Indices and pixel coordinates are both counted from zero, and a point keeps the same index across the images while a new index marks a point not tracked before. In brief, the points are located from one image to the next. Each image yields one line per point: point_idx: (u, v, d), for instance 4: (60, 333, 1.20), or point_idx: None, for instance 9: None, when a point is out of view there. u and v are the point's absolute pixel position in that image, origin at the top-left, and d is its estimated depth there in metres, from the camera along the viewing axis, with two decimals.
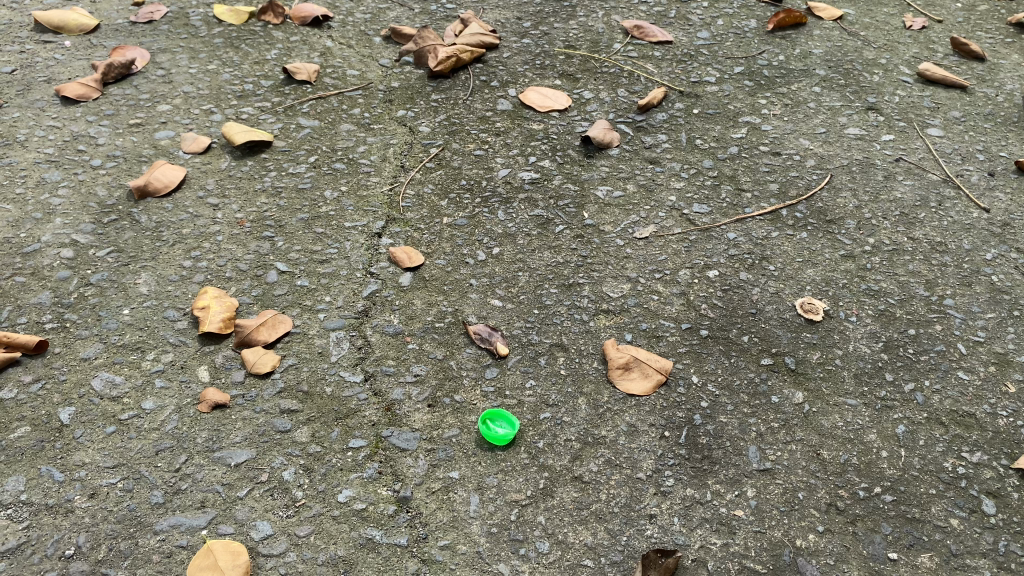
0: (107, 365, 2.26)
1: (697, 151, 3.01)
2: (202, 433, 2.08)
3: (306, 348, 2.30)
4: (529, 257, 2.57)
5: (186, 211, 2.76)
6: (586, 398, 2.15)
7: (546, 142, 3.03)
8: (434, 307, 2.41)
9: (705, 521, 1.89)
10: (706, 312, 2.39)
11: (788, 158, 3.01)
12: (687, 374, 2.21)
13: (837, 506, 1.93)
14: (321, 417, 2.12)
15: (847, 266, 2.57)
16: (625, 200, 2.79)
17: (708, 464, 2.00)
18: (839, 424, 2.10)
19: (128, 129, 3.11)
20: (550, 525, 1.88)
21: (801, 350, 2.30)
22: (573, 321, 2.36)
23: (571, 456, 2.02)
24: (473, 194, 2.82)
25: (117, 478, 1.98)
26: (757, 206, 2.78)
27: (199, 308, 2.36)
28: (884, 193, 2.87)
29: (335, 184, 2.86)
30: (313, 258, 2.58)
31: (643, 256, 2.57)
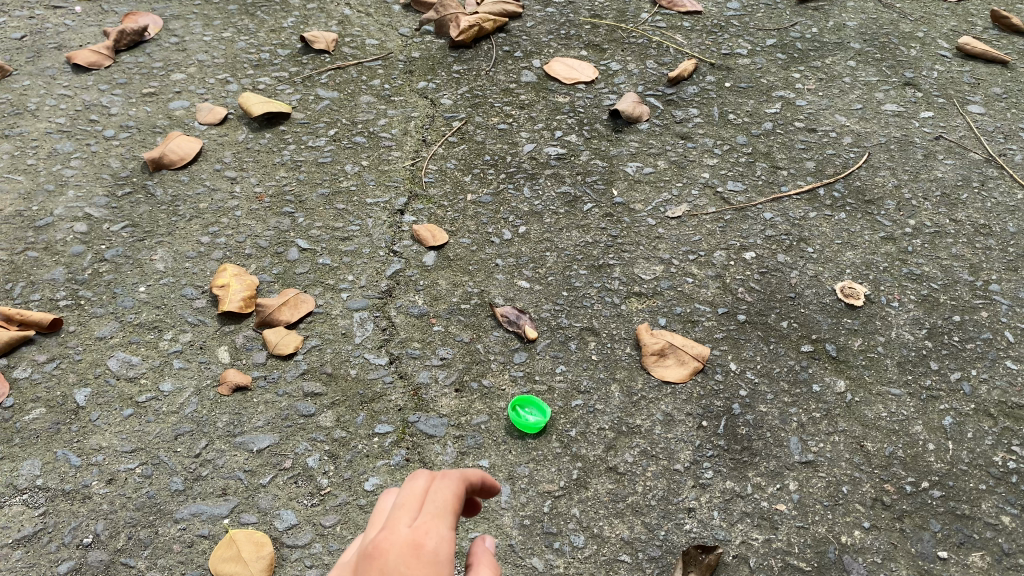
0: (124, 345, 2.18)
1: (730, 127, 2.91)
2: (222, 417, 2.01)
3: (329, 329, 2.22)
4: (558, 235, 2.48)
5: (202, 185, 2.67)
6: (620, 385, 2.07)
7: (572, 116, 2.93)
8: (460, 287, 2.33)
9: (747, 516, 1.82)
10: (743, 296, 2.30)
11: (824, 135, 2.90)
12: (725, 361, 2.13)
13: (884, 501, 1.85)
14: (346, 401, 2.04)
15: (888, 249, 2.47)
16: (656, 176, 2.69)
17: (748, 456, 1.93)
18: (883, 415, 2.02)
19: (142, 99, 3.01)
20: (585, 518, 1.82)
21: (842, 336, 2.21)
22: (604, 304, 2.27)
23: (605, 446, 1.95)
24: (498, 169, 2.72)
25: (136, 463, 1.92)
26: (793, 185, 2.68)
27: (218, 286, 2.28)
28: (924, 172, 2.76)
29: (356, 158, 2.76)
30: (334, 235, 2.49)
31: (676, 236, 2.48)
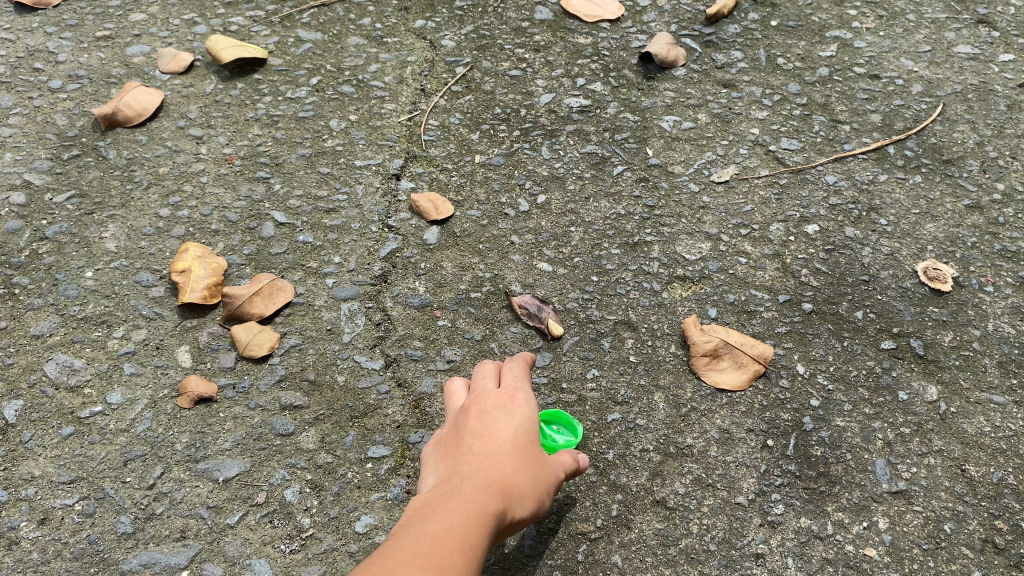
0: (65, 345, 1.81)
1: (780, 73, 2.48)
2: (182, 437, 1.66)
3: (312, 324, 1.85)
4: (583, 206, 2.09)
5: (163, 145, 2.27)
6: (665, 394, 1.71)
7: (596, 60, 2.51)
8: (469, 272, 1.95)
9: (829, 564, 1.47)
10: (808, 280, 1.92)
11: (889, 83, 2.47)
12: (790, 363, 1.76)
13: (996, 544, 1.50)
14: (333, 416, 1.69)
15: (975, 221, 2.08)
16: (697, 132, 2.28)
17: (825, 485, 1.58)
18: (986, 430, 1.66)
19: (94, 43, 2.58)
20: (629, 568, 1.47)
21: (930, 330, 1.84)
22: (642, 292, 1.90)
23: (649, 473, 1.59)
24: (511, 125, 2.32)
25: (75, 498, 1.56)
26: (858, 142, 2.27)
27: (178, 272, 1.90)
28: (1010, 126, 2.34)
29: (343, 112, 2.35)
30: (318, 207, 2.10)
31: (724, 206, 2.09)
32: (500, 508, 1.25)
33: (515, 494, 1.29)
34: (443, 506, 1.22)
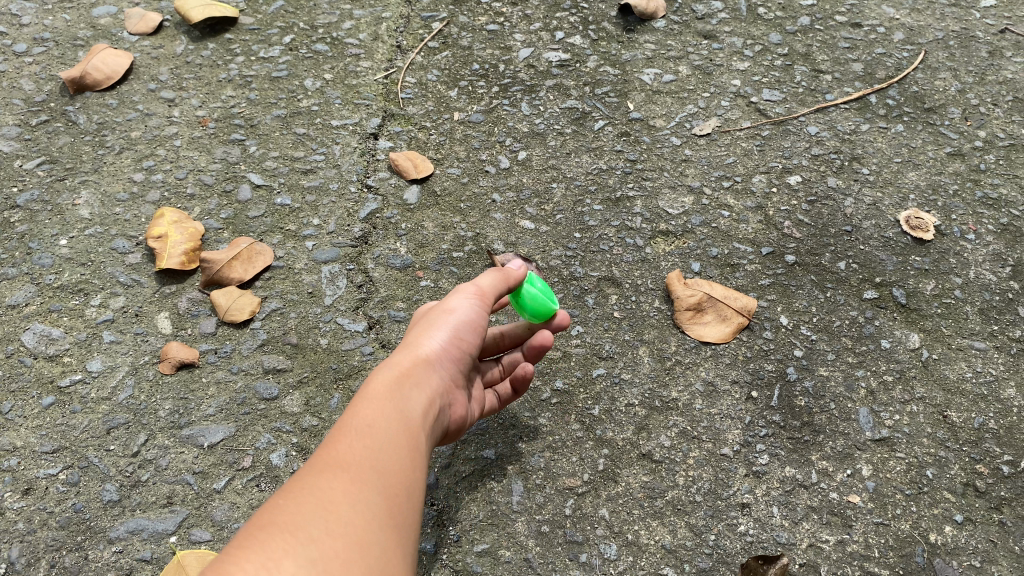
0: (42, 315, 1.78)
1: (761, 23, 2.44)
2: (165, 404, 1.64)
3: (293, 288, 1.83)
4: (564, 162, 2.07)
5: (134, 109, 2.22)
6: (649, 348, 1.71)
7: (574, 13, 2.46)
8: (450, 231, 1.94)
9: (813, 512, 1.49)
10: (790, 232, 1.92)
11: (871, 31, 2.44)
12: (774, 314, 1.77)
13: (977, 487, 1.52)
14: (317, 379, 1.68)
15: (957, 168, 2.08)
16: (678, 85, 2.26)
17: (809, 434, 1.59)
18: (967, 376, 1.68)
19: (59, 5, 2.51)
20: (616, 521, 1.48)
21: (912, 278, 1.84)
22: (625, 248, 1.89)
23: (635, 427, 1.60)
24: (489, 81, 2.28)
25: (59, 467, 1.55)
26: (840, 92, 2.25)
27: (155, 238, 1.87)
28: (991, 73, 2.32)
29: (317, 71, 2.31)
30: (295, 168, 2.07)
31: (706, 158, 2.08)
32: (396, 383, 1.21)
33: (416, 371, 1.25)
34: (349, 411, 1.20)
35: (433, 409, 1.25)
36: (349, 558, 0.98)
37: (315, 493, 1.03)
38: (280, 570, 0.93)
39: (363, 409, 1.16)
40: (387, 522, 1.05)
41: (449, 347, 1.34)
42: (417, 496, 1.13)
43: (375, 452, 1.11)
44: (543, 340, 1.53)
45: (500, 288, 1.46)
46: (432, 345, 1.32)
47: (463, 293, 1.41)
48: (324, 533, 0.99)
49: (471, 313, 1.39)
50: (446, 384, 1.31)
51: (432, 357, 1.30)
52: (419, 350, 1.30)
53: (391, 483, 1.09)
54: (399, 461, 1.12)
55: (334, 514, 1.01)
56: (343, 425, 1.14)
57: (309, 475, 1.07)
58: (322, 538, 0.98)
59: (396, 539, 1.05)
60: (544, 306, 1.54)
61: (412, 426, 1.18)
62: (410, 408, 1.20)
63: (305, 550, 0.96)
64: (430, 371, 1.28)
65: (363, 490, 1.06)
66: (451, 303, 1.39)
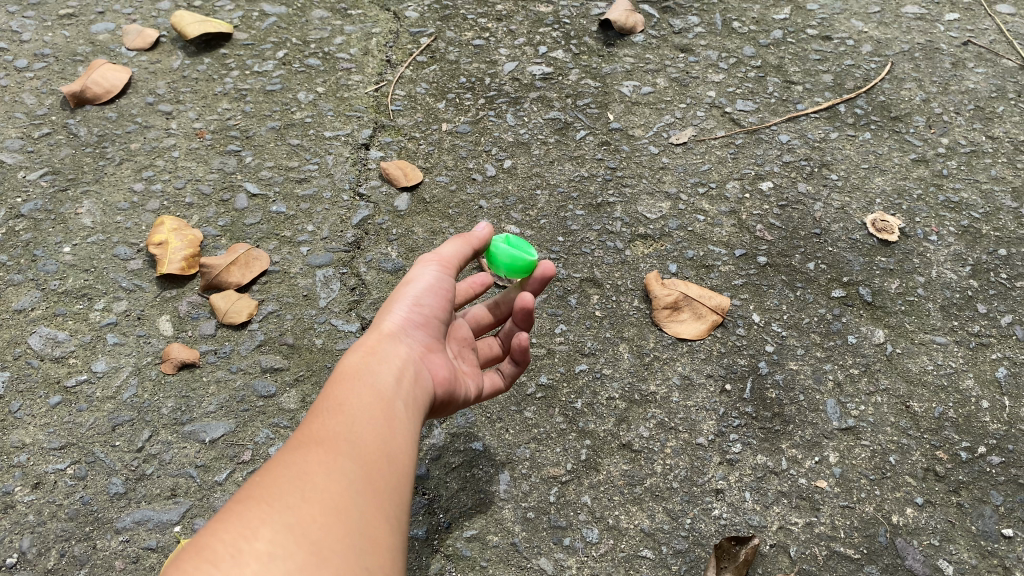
0: (48, 319, 1.86)
1: (735, 36, 2.54)
2: (168, 401, 1.72)
3: (289, 291, 1.92)
4: (548, 170, 2.17)
5: (133, 121, 2.30)
6: (629, 345, 1.81)
7: (557, 28, 2.56)
8: (439, 236, 2.03)
9: (783, 497, 1.58)
10: (762, 234, 2.02)
11: (841, 43, 2.55)
12: (746, 312, 1.86)
13: (937, 472, 1.62)
14: (312, 377, 1.76)
15: (921, 173, 2.18)
16: (656, 96, 2.36)
17: (780, 424, 1.68)
18: (929, 368, 1.78)
19: (58, 22, 2.59)
20: (598, 507, 1.57)
21: (878, 278, 1.94)
22: (606, 251, 1.98)
23: (616, 419, 1.69)
24: (476, 93, 2.37)
25: (67, 462, 1.63)
26: (811, 102, 2.36)
27: (155, 244, 1.95)
28: (954, 83, 2.42)
29: (310, 84, 2.40)
30: (289, 177, 2.16)
31: (682, 166, 2.18)
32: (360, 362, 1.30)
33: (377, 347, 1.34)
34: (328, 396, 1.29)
35: (406, 372, 1.32)
36: (325, 519, 1.06)
37: (289, 468, 1.12)
38: (257, 537, 1.02)
39: (333, 390, 1.25)
40: (364, 483, 1.12)
41: (411, 315, 1.43)
42: (401, 454, 1.20)
43: (346, 424, 1.18)
44: (522, 299, 1.53)
45: (461, 253, 1.56)
46: (393, 320, 1.41)
47: (424, 263, 1.51)
48: (300, 500, 1.07)
49: (430, 280, 1.48)
50: (419, 351, 1.39)
51: (396, 330, 1.39)
52: (384, 326, 1.39)
53: (365, 449, 1.16)
54: (372, 428, 1.19)
55: (308, 482, 1.09)
56: (316, 407, 1.22)
57: (285, 455, 1.15)
58: (298, 505, 1.06)
59: (377, 499, 1.12)
60: (520, 260, 1.61)
61: (384, 394, 1.25)
62: (379, 378, 1.28)
63: (282, 517, 1.04)
64: (396, 341, 1.37)
65: (336, 458, 1.13)
66: (412, 275, 1.49)
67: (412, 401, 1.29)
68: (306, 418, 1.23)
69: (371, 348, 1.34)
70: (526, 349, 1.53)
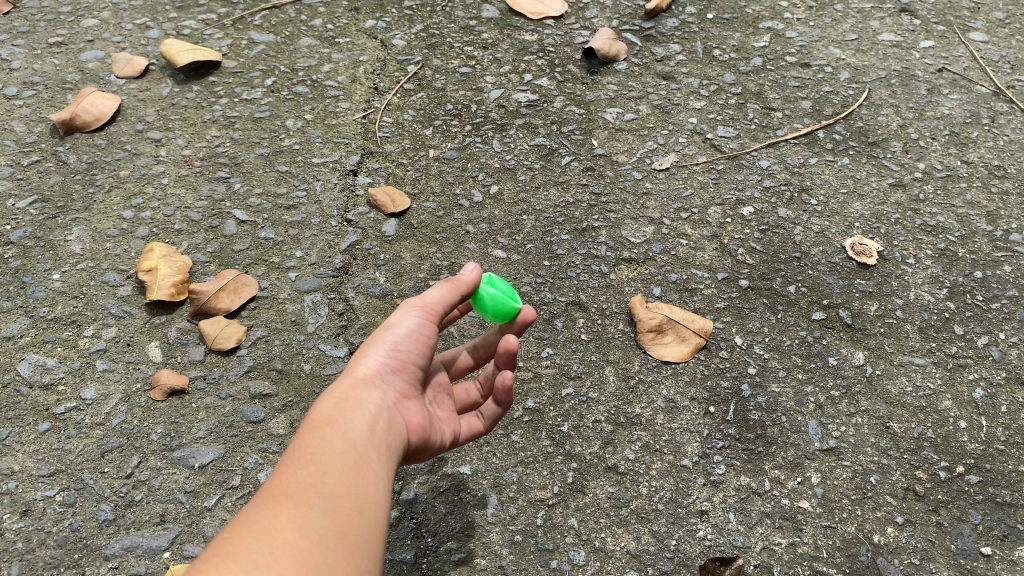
0: (37, 346, 1.87)
1: (716, 64, 2.59)
2: (157, 428, 1.73)
3: (277, 317, 1.94)
4: (533, 195, 2.20)
5: (122, 148, 2.32)
6: (615, 368, 1.83)
7: (542, 56, 2.61)
8: (427, 261, 2.06)
9: (766, 517, 1.60)
10: (744, 258, 2.06)
11: (819, 70, 2.60)
12: (729, 335, 1.90)
13: (917, 492, 1.65)
14: (301, 402, 1.78)
15: (898, 198, 2.23)
16: (639, 123, 2.41)
17: (763, 446, 1.71)
18: (908, 390, 1.81)
19: (48, 50, 2.61)
20: (585, 529, 1.59)
21: (857, 300, 1.98)
22: (591, 275, 2.02)
23: (602, 442, 1.71)
24: (462, 120, 2.41)
25: (56, 489, 1.63)
26: (790, 128, 2.41)
27: (145, 271, 1.97)
28: (930, 109, 2.48)
29: (298, 111, 2.43)
30: (278, 204, 2.18)
31: (665, 192, 2.22)
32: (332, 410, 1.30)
33: (350, 393, 1.33)
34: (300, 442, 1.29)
35: (379, 422, 1.32)
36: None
37: (259, 523, 1.12)
38: None
39: (305, 440, 1.25)
40: (334, 537, 1.13)
41: (388, 361, 1.41)
42: (373, 507, 1.20)
43: (317, 476, 1.19)
44: (507, 342, 1.52)
45: (449, 299, 1.52)
46: (370, 364, 1.39)
47: (408, 308, 1.48)
48: (269, 558, 1.07)
49: (412, 326, 1.46)
50: (393, 398, 1.38)
51: (372, 375, 1.38)
52: (360, 370, 1.38)
53: (336, 503, 1.17)
54: (343, 480, 1.20)
55: (278, 538, 1.09)
56: (286, 457, 1.22)
57: (255, 508, 1.15)
58: (267, 562, 1.06)
59: (347, 554, 1.13)
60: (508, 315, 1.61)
61: (357, 444, 1.26)
62: (352, 427, 1.28)
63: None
64: (371, 388, 1.36)
65: (307, 513, 1.14)
66: (393, 319, 1.46)
67: (385, 450, 1.30)
68: (276, 468, 1.23)
69: (344, 395, 1.33)
70: (510, 389, 1.53)
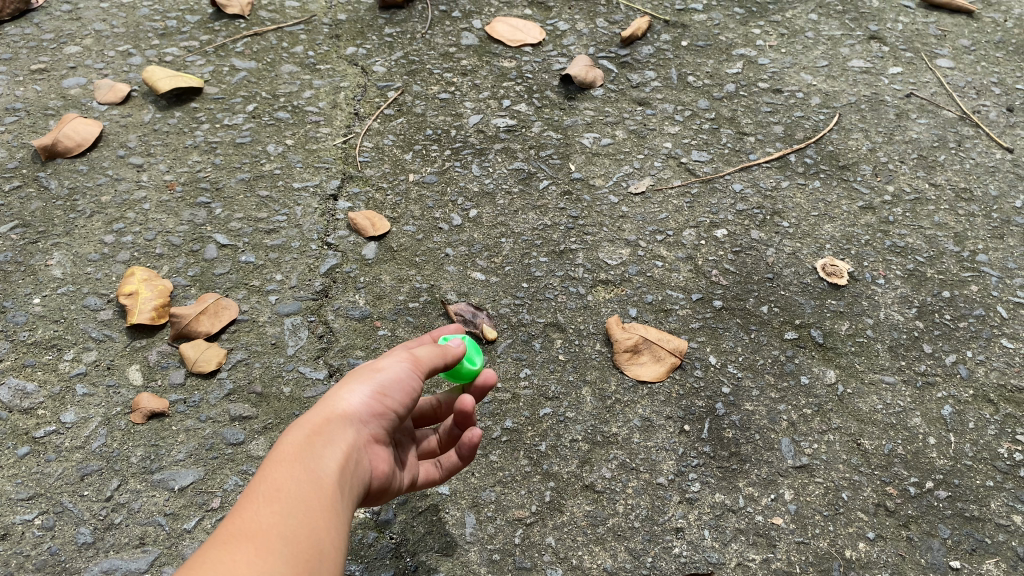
0: (16, 370, 1.87)
1: (690, 90, 2.65)
2: (137, 450, 1.74)
3: (257, 339, 1.96)
4: (512, 219, 2.24)
5: (104, 174, 2.34)
6: (591, 388, 1.86)
7: (520, 83, 2.66)
8: (406, 283, 2.08)
9: (740, 534, 1.63)
10: (718, 279, 2.10)
11: (791, 96, 2.66)
12: (704, 355, 1.93)
13: (887, 507, 1.68)
14: (280, 424, 1.80)
15: (868, 220, 2.28)
16: (615, 148, 2.45)
17: (737, 463, 1.74)
18: (878, 407, 1.85)
19: (30, 76, 2.63)
20: (562, 547, 1.61)
21: (828, 320, 2.02)
22: (568, 296, 2.05)
23: (579, 461, 1.73)
24: (442, 145, 2.45)
25: (35, 513, 1.63)
26: (762, 152, 2.46)
27: (125, 295, 1.98)
28: (898, 134, 2.54)
29: (279, 137, 2.46)
30: (258, 228, 2.20)
31: (641, 215, 2.26)
32: (303, 446, 1.29)
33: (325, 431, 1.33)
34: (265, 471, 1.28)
35: (348, 465, 1.32)
36: None
37: (219, 558, 1.10)
38: None
39: (272, 474, 1.25)
40: None
41: (370, 402, 1.40)
42: (333, 551, 1.20)
43: (281, 516, 1.19)
44: (464, 402, 1.52)
45: (436, 362, 1.50)
46: (351, 402, 1.38)
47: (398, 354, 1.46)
48: None
49: (401, 373, 1.44)
50: (365, 441, 1.38)
51: (351, 415, 1.37)
52: (339, 407, 1.37)
53: (298, 545, 1.16)
54: (306, 521, 1.20)
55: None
56: (250, 491, 1.22)
57: (214, 544, 1.14)
58: None
59: None
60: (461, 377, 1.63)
61: (324, 486, 1.26)
62: (321, 467, 1.28)
63: None
64: (347, 427, 1.35)
65: (268, 554, 1.13)
66: (383, 360, 1.45)
67: (349, 495, 1.30)
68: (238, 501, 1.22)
69: (318, 430, 1.32)
70: (476, 446, 1.53)
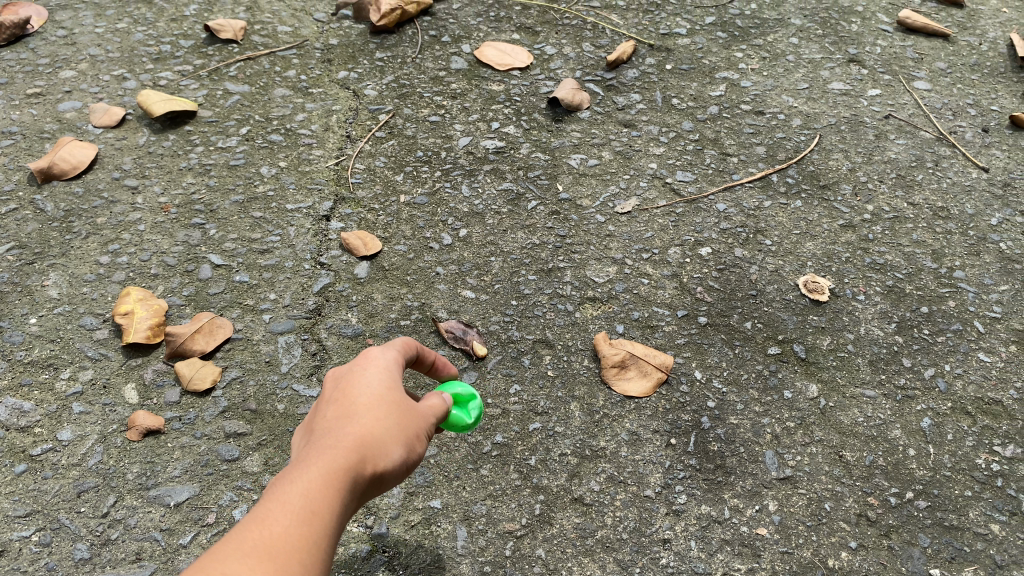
0: (13, 389, 1.90)
1: (674, 112, 2.72)
2: (133, 467, 1.77)
3: (251, 357, 1.99)
4: (501, 238, 2.29)
5: (99, 196, 2.37)
6: (580, 404, 1.90)
7: (508, 105, 2.72)
8: (398, 302, 2.12)
9: (726, 544, 1.67)
10: (702, 296, 2.15)
11: (772, 118, 2.73)
12: (689, 370, 1.98)
13: (868, 517, 1.72)
14: (275, 440, 1.83)
15: (848, 238, 2.34)
16: (601, 168, 2.51)
17: (722, 475, 1.78)
18: (859, 420, 1.90)
19: (26, 100, 2.66)
20: (552, 559, 1.64)
21: (810, 335, 2.07)
22: (557, 313, 2.10)
23: (568, 474, 1.77)
24: (432, 166, 2.50)
25: (32, 530, 1.66)
26: (745, 172, 2.52)
27: (121, 314, 2.01)
28: (878, 154, 2.61)
29: (273, 159, 2.50)
30: (252, 248, 2.24)
31: (627, 234, 2.31)
32: (344, 475, 1.16)
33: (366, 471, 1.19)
34: (300, 472, 1.15)
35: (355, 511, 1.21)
36: None
37: None
38: None
39: (312, 494, 1.12)
40: None
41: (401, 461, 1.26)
42: None
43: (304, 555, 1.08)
44: None
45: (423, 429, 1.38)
46: (393, 459, 1.23)
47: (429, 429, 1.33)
48: None
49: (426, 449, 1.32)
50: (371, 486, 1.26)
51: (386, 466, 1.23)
52: (383, 456, 1.22)
53: None
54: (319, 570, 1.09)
55: None
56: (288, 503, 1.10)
57: (236, 553, 1.03)
58: None
59: None
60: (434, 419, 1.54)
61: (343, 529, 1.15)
62: (347, 510, 1.16)
63: None
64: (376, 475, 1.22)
65: None
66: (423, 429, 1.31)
67: None
68: (270, 504, 1.10)
69: (360, 467, 1.18)
70: None
